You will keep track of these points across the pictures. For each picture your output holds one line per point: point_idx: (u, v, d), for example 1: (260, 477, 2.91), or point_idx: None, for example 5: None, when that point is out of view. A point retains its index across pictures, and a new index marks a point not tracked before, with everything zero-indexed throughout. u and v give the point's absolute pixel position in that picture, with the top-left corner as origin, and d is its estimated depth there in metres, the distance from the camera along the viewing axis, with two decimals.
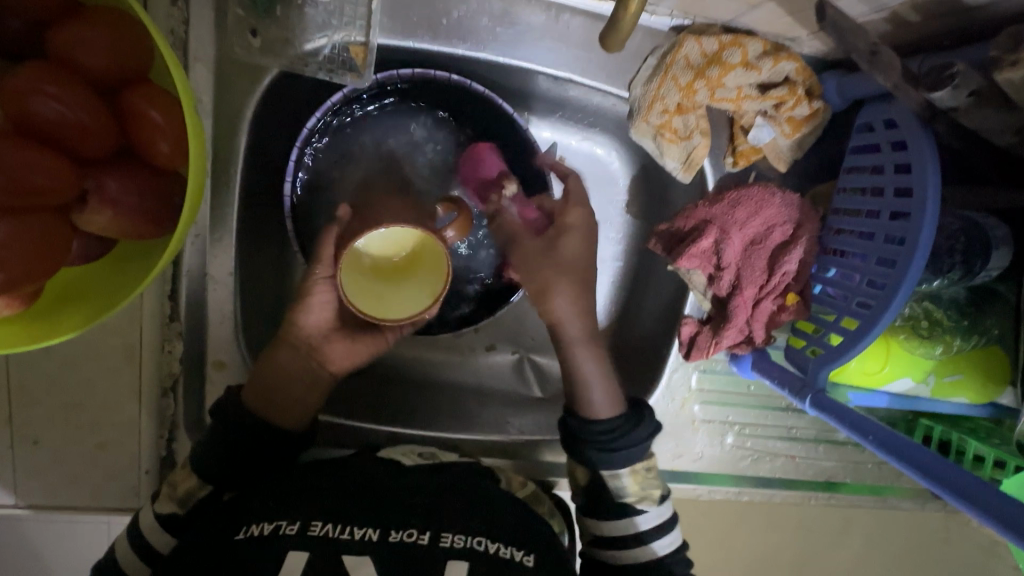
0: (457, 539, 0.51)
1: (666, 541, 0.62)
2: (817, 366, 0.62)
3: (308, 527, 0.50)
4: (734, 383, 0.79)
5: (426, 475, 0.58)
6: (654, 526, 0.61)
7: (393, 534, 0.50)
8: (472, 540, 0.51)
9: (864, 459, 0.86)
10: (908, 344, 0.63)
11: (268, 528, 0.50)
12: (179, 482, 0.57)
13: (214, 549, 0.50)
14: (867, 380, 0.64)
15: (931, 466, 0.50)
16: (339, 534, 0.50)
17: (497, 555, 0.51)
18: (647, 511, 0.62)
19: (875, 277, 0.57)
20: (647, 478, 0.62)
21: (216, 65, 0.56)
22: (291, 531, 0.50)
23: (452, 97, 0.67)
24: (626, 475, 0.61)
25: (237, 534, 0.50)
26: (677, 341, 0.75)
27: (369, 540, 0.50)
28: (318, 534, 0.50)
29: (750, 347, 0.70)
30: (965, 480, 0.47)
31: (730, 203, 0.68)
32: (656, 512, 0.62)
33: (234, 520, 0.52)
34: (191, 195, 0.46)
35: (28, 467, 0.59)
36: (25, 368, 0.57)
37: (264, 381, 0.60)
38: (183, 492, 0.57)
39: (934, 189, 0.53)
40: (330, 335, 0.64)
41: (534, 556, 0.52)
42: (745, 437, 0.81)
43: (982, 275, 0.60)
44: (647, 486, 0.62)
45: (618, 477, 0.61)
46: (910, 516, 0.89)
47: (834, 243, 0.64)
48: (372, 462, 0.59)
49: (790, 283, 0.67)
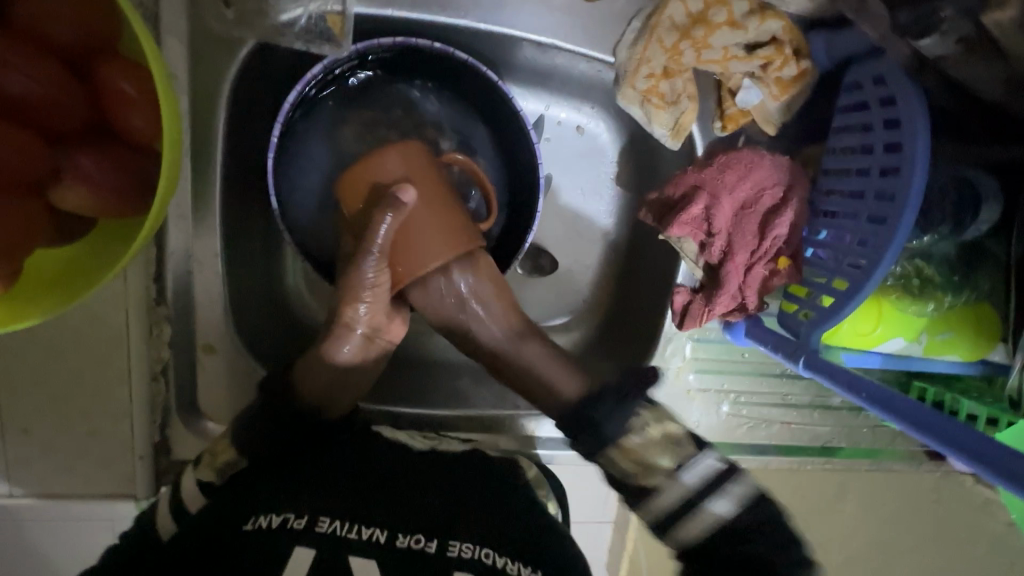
0: (465, 549, 0.51)
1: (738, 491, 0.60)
2: (809, 329, 0.62)
3: (315, 522, 0.50)
4: (728, 350, 0.79)
5: (434, 466, 0.59)
6: (704, 483, 0.60)
7: (399, 539, 0.50)
8: (479, 551, 0.51)
9: (858, 423, 0.87)
10: (901, 302, 0.62)
11: (276, 521, 0.50)
12: (218, 452, 0.58)
13: (219, 540, 0.50)
14: (860, 341, 0.64)
15: (930, 423, 0.50)
16: (349, 534, 0.50)
17: (504, 571, 0.51)
18: (685, 473, 0.61)
19: (864, 236, 0.58)
20: (647, 451, 0.60)
21: (189, 37, 0.55)
22: (299, 526, 0.50)
23: (436, 65, 0.66)
24: (614, 452, 0.60)
25: (245, 525, 0.51)
26: (672, 310, 0.75)
27: (377, 542, 0.50)
28: (326, 531, 0.50)
29: (744, 314, 0.70)
30: (954, 429, 0.49)
31: (720, 167, 0.67)
32: (692, 478, 0.61)
33: (242, 512, 0.52)
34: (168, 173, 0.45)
35: (20, 455, 0.59)
36: (10, 356, 0.56)
37: (328, 375, 0.59)
38: (223, 462, 0.57)
39: (923, 145, 0.53)
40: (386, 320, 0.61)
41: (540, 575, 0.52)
42: (740, 405, 0.81)
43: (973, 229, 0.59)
44: (648, 458, 0.60)
45: (610, 461, 0.60)
46: (903, 477, 0.91)
47: (823, 206, 0.65)
48: (375, 441, 0.60)
49: (781, 247, 0.66)
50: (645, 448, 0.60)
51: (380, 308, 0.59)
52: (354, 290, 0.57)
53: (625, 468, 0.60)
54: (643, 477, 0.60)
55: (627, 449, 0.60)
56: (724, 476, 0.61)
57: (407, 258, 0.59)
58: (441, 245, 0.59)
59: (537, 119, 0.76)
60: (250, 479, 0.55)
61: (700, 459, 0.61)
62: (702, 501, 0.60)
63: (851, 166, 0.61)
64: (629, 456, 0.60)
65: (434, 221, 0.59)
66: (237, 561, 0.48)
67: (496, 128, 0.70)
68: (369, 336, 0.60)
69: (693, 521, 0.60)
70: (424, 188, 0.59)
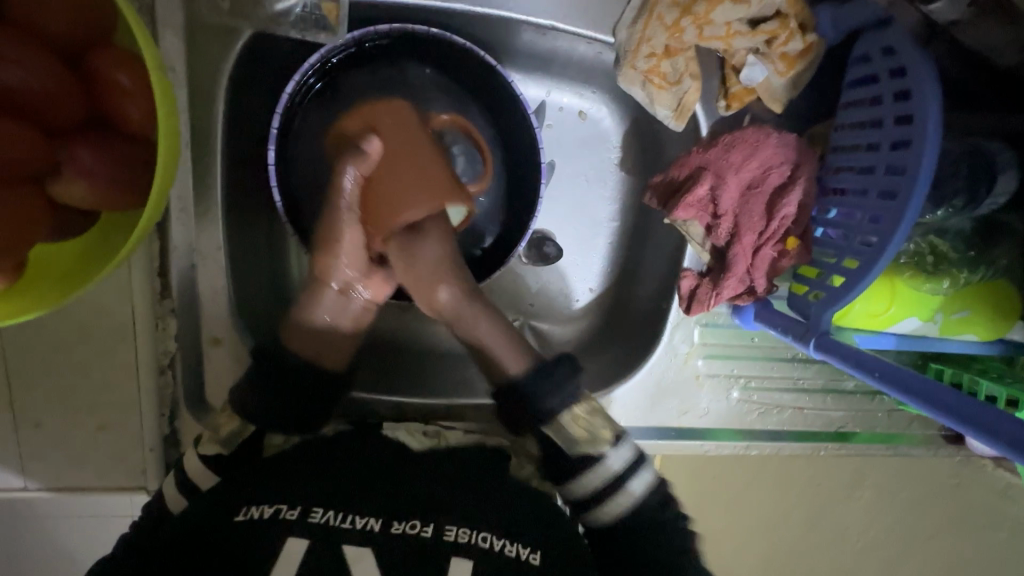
0: (461, 533, 0.51)
1: (642, 475, 0.62)
2: (819, 310, 0.60)
3: (308, 513, 0.50)
4: (738, 335, 0.77)
5: (438, 466, 0.58)
6: (627, 464, 0.62)
7: (394, 526, 0.50)
8: (476, 536, 0.51)
9: (874, 408, 0.85)
10: (914, 281, 0.60)
11: (268, 512, 0.50)
12: (221, 424, 0.58)
13: (214, 531, 0.50)
14: (872, 322, 0.62)
15: (939, 398, 0.49)
16: (340, 523, 0.50)
17: (502, 553, 0.51)
18: (610, 453, 0.62)
19: (876, 213, 0.56)
20: (593, 421, 0.62)
21: (185, 29, 0.54)
22: (292, 516, 0.50)
23: (434, 49, 0.66)
24: (569, 421, 0.61)
25: (237, 515, 0.51)
26: (678, 296, 0.73)
27: (370, 531, 0.50)
28: (319, 521, 0.50)
29: (752, 297, 0.69)
30: (971, 407, 0.47)
31: (725, 147, 0.66)
32: (615, 457, 0.62)
33: (232, 503, 0.52)
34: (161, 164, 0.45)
35: (33, 449, 0.59)
36: (20, 351, 0.57)
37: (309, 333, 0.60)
38: (227, 433, 0.58)
39: (934, 115, 0.51)
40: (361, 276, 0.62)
41: (539, 554, 0.53)
42: (751, 390, 0.79)
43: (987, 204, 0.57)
44: (593, 427, 0.62)
45: (561, 429, 0.61)
46: (921, 461, 0.89)
47: (833, 183, 0.63)
48: (377, 441, 0.60)
49: (790, 227, 0.65)
50: (591, 419, 0.61)
51: (355, 258, 0.61)
52: (330, 243, 0.60)
53: (572, 435, 0.61)
54: (586, 447, 0.61)
55: (577, 418, 0.61)
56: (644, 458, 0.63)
57: (381, 208, 0.60)
58: (416, 193, 0.61)
59: (539, 105, 0.75)
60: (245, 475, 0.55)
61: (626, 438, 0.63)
62: (621, 481, 0.61)
63: (859, 141, 0.60)
64: (580, 426, 0.61)
65: (404, 164, 0.60)
66: (230, 551, 0.48)
67: (496, 112, 0.70)
68: (345, 292, 0.62)
69: (608, 502, 0.61)
70: (393, 137, 0.61)
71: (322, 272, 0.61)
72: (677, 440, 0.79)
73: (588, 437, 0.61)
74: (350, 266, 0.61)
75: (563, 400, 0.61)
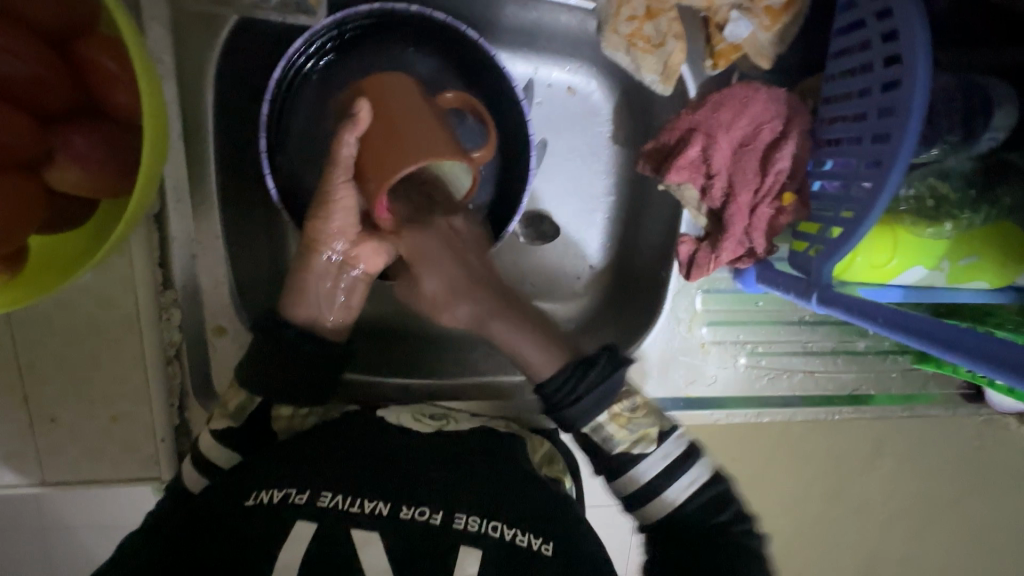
0: (471, 522, 0.50)
1: (689, 476, 0.62)
2: (819, 263, 0.59)
3: (317, 497, 0.49)
4: (741, 300, 0.77)
5: (444, 444, 0.57)
6: (672, 462, 0.62)
7: (404, 511, 0.50)
8: (486, 524, 0.50)
9: (888, 368, 0.82)
10: (916, 229, 0.59)
11: (277, 496, 0.49)
12: (228, 399, 0.60)
13: (222, 511, 0.50)
14: (876, 274, 0.61)
15: (924, 328, 0.48)
16: (350, 507, 0.49)
17: (513, 542, 0.50)
18: (651, 451, 0.62)
19: (870, 157, 0.55)
20: (633, 420, 0.63)
21: (172, 20, 0.55)
22: (302, 501, 0.49)
23: (418, 27, 0.66)
24: (607, 420, 0.62)
25: (247, 500, 0.50)
26: (677, 262, 0.73)
27: (380, 514, 0.49)
28: (328, 506, 0.49)
29: (753, 259, 0.68)
30: (990, 345, 0.44)
31: (713, 106, 0.66)
32: (660, 454, 0.62)
33: (243, 486, 0.51)
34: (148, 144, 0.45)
35: (50, 443, 0.61)
36: (30, 348, 0.58)
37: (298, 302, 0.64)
38: (234, 408, 0.59)
39: (923, 51, 0.50)
40: (355, 242, 0.62)
41: (552, 544, 0.52)
42: (759, 356, 0.78)
43: (965, 154, 0.58)
44: (634, 425, 0.63)
45: (601, 427, 0.62)
46: (942, 423, 0.87)
47: (828, 134, 0.62)
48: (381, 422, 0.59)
49: (785, 182, 0.64)
50: (632, 417, 0.63)
51: (348, 220, 0.60)
52: (323, 206, 0.59)
53: (611, 433, 0.62)
54: (627, 444, 0.62)
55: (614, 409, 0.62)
56: (689, 456, 0.62)
57: (382, 172, 0.56)
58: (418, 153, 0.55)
59: (528, 83, 0.75)
60: (258, 458, 0.55)
61: (670, 436, 0.63)
62: (660, 486, 0.62)
63: (851, 89, 0.59)
64: (620, 424, 0.62)
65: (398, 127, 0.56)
66: (241, 536, 0.47)
67: (483, 88, 0.70)
68: (338, 263, 0.62)
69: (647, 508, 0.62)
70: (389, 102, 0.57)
71: (313, 240, 0.61)
72: (687, 411, 0.78)
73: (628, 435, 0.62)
74: (343, 234, 0.61)
75: (600, 402, 0.62)
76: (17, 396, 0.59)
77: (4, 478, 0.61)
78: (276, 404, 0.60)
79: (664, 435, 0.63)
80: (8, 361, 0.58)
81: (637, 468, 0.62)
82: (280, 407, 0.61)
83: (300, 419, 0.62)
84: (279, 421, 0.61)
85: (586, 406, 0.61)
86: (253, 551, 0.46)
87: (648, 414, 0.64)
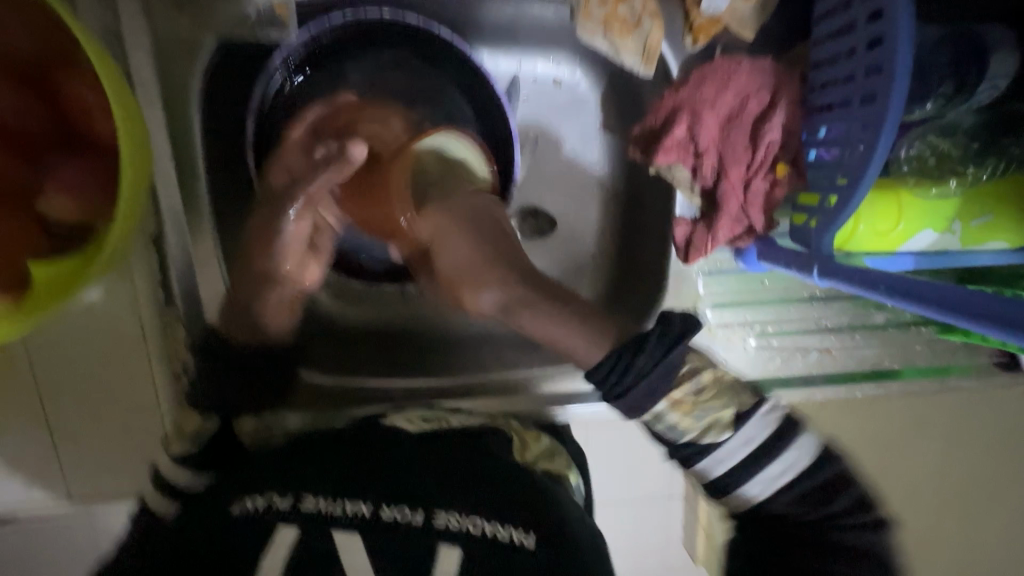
0: (452, 519, 0.51)
1: (789, 460, 0.57)
2: (818, 235, 0.56)
3: (300, 501, 0.50)
4: (744, 280, 0.75)
5: (436, 447, 0.57)
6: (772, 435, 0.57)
7: (385, 511, 0.50)
8: (466, 521, 0.51)
9: (910, 340, 0.78)
10: (921, 190, 0.56)
11: (261, 503, 0.50)
12: (185, 424, 0.61)
13: (205, 521, 0.50)
14: (883, 242, 0.57)
15: (914, 288, 0.47)
16: (332, 509, 0.50)
17: (493, 537, 0.50)
18: (726, 439, 0.56)
19: (861, 118, 0.53)
20: (702, 403, 0.56)
21: (155, 49, 0.57)
22: (284, 506, 0.50)
23: (392, 32, 0.68)
24: (667, 411, 0.55)
25: (232, 507, 0.50)
26: (675, 246, 0.71)
27: (361, 515, 0.50)
28: (311, 508, 0.50)
29: (752, 236, 0.65)
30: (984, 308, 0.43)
31: (696, 82, 0.64)
32: (739, 438, 0.56)
33: (228, 496, 0.51)
34: (129, 168, 0.48)
35: (74, 463, 0.64)
36: (49, 374, 0.61)
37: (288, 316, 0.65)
38: (192, 431, 0.61)
39: (905, 5, 0.49)
40: (300, 264, 0.64)
41: (533, 536, 0.51)
42: (769, 336, 0.76)
43: (967, 106, 0.56)
44: (706, 410, 0.56)
45: (663, 418, 0.56)
46: (976, 394, 0.82)
47: (819, 100, 0.60)
48: (374, 427, 0.58)
49: (777, 154, 0.62)
50: (698, 401, 0.56)
51: (295, 252, 0.63)
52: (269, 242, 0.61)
53: (676, 422, 0.56)
54: (696, 431, 0.56)
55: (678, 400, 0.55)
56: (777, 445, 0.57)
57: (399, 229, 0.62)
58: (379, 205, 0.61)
59: (512, 79, 0.75)
60: (249, 465, 0.55)
61: (758, 412, 0.57)
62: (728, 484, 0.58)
63: (838, 50, 0.57)
64: (686, 412, 0.55)
65: (369, 191, 0.60)
66: (226, 544, 0.48)
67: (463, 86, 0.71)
68: (292, 287, 0.64)
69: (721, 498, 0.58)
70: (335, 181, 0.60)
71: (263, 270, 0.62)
72: None
73: (695, 422, 0.56)
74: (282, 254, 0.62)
75: (652, 383, 0.55)
76: (39, 420, 0.62)
77: (34, 497, 0.64)
78: (239, 419, 0.65)
79: (739, 421, 0.56)
80: (28, 385, 0.61)
81: (702, 463, 0.57)
82: (247, 420, 0.66)
83: (266, 428, 0.67)
84: (243, 435, 0.66)
85: (653, 381, 0.55)
86: (236, 556, 0.47)
87: (718, 392, 0.56)
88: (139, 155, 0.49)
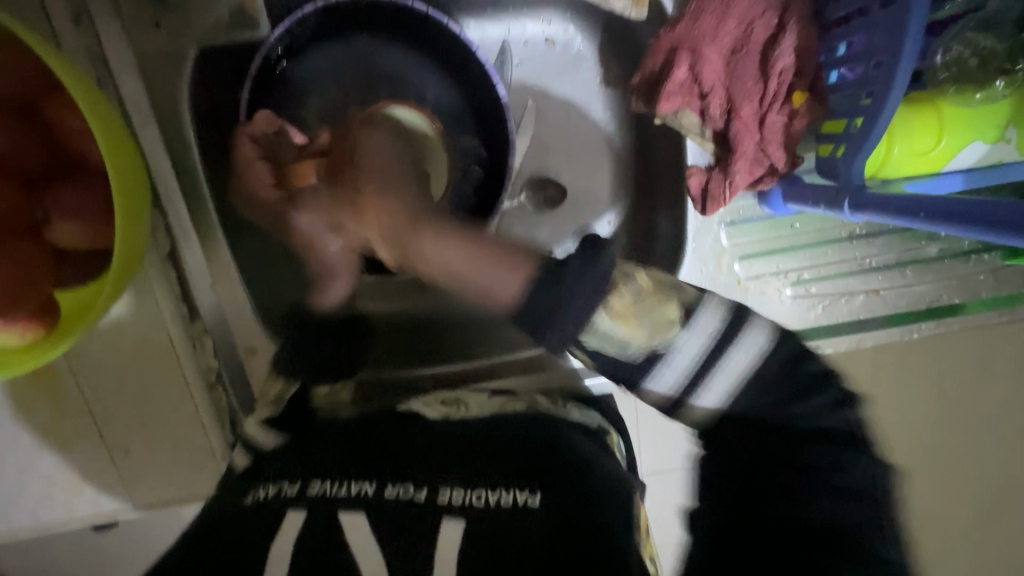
0: (455, 494, 0.49)
1: (743, 351, 0.51)
2: (845, 165, 0.50)
3: (307, 486, 0.50)
4: (774, 227, 0.68)
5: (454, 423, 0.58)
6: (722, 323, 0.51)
7: (388, 489, 0.49)
8: (470, 494, 0.49)
9: (971, 272, 0.70)
10: (959, 98, 0.50)
11: (272, 491, 0.50)
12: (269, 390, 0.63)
13: (227, 517, 0.50)
14: (920, 164, 0.51)
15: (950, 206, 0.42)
16: (336, 491, 0.49)
17: (498, 505, 0.48)
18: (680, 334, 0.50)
19: (879, 26, 0.48)
20: (644, 308, 0.48)
21: (140, 69, 0.59)
22: (292, 493, 0.49)
23: (369, 16, 0.67)
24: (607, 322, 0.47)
25: (248, 499, 0.51)
26: (691, 200, 0.65)
27: (365, 494, 0.49)
28: (317, 493, 0.49)
29: (776, 176, 0.60)
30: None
31: (692, 16, 0.59)
32: (697, 334, 0.50)
33: (247, 488, 0.52)
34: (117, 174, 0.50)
35: (129, 475, 0.67)
36: (95, 395, 0.64)
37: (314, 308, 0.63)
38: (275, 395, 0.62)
39: None
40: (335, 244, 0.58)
41: (539, 495, 0.49)
42: (807, 284, 0.69)
43: None
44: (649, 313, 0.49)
45: (606, 333, 0.48)
46: None
47: (835, 14, 0.55)
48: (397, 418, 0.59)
49: (793, 81, 0.56)
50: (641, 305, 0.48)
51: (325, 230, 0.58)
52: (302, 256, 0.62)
53: (624, 335, 0.48)
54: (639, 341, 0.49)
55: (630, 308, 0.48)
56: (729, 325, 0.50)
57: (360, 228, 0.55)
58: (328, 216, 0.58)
59: (502, 46, 0.71)
60: (271, 458, 0.56)
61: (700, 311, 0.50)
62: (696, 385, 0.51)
63: None
64: (629, 319, 0.48)
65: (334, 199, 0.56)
66: (242, 534, 0.47)
67: (448, 61, 0.69)
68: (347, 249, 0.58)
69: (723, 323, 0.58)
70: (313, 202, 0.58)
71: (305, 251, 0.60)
72: None
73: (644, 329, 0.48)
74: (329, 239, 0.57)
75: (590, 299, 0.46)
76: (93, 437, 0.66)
77: (101, 509, 0.67)
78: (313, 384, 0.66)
79: (691, 314, 0.50)
80: (76, 405, 0.65)
81: (652, 383, 0.52)
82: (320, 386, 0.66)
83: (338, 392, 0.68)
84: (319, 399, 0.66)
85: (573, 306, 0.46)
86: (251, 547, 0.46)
87: (660, 292, 0.50)
88: (122, 163, 0.50)
